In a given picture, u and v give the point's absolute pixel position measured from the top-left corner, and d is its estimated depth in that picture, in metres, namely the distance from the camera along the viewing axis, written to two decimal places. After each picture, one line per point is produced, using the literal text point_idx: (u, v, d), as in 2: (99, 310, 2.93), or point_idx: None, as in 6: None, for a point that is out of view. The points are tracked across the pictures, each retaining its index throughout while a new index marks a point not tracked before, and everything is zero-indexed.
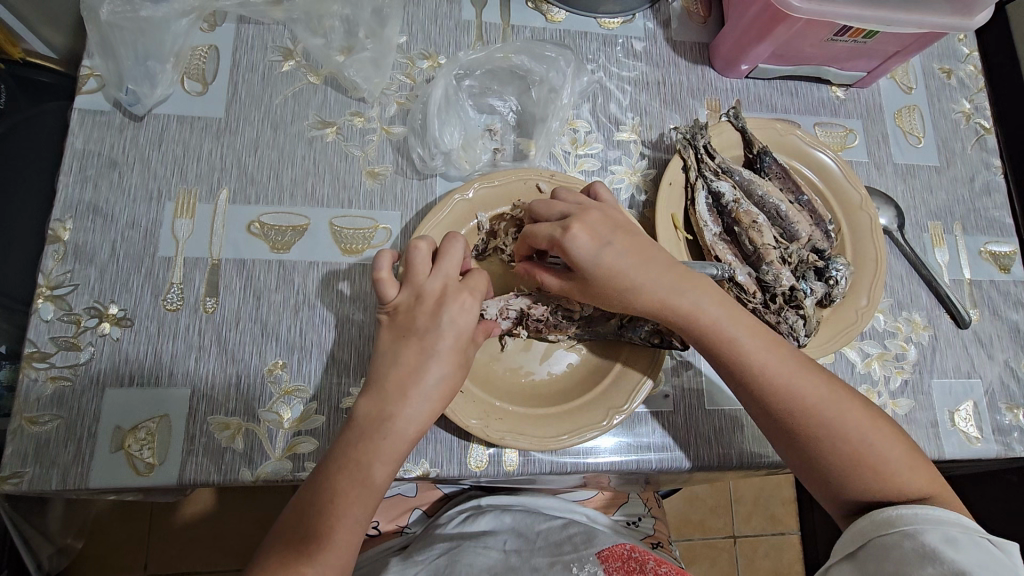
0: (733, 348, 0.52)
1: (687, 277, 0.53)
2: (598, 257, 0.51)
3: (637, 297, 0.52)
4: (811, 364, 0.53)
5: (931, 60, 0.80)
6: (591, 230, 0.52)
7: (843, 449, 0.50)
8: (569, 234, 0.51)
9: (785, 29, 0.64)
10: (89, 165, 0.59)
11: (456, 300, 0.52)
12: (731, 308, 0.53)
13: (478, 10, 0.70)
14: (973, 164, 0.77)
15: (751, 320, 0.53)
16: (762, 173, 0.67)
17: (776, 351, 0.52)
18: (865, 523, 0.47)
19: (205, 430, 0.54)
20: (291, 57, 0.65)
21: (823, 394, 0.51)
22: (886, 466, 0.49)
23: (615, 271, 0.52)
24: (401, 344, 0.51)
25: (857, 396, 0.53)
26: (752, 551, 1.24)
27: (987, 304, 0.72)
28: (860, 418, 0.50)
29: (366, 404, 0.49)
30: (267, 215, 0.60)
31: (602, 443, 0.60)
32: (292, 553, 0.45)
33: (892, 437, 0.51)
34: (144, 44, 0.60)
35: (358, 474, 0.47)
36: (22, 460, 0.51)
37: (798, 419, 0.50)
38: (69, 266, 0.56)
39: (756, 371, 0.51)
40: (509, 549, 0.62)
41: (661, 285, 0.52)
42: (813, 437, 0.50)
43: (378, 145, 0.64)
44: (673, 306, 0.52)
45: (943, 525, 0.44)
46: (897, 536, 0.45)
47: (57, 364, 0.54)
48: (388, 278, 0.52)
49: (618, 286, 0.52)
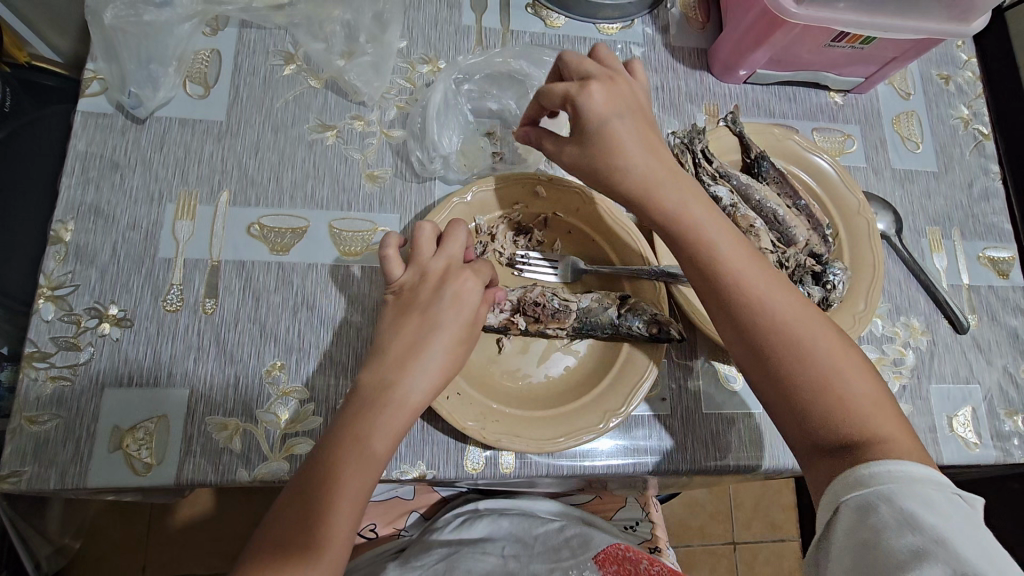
0: (709, 252, 0.50)
1: (678, 179, 0.53)
2: (604, 118, 0.51)
3: (631, 176, 0.52)
4: (789, 288, 0.50)
5: (929, 66, 0.80)
6: (608, 95, 0.52)
7: (806, 371, 0.47)
8: (585, 90, 0.51)
9: (784, 34, 0.65)
10: (91, 166, 0.60)
11: (458, 278, 0.54)
12: (714, 215, 0.51)
13: (478, 15, 0.71)
14: (972, 170, 0.77)
15: (732, 232, 0.51)
16: (760, 178, 0.68)
17: (752, 265, 0.50)
18: (837, 488, 0.44)
19: (203, 430, 0.54)
20: (292, 61, 0.66)
21: (794, 314, 0.49)
22: (852, 395, 0.46)
23: (613, 138, 0.51)
24: (405, 319, 0.53)
25: (835, 330, 0.49)
26: (751, 557, 1.24)
27: (986, 309, 0.72)
28: (828, 344, 0.48)
29: (368, 374, 0.51)
30: (268, 217, 0.61)
31: (599, 446, 0.60)
32: (295, 527, 0.44)
33: (863, 375, 0.47)
34: (146, 47, 0.61)
35: (357, 442, 0.47)
36: (21, 459, 0.51)
37: (767, 331, 0.48)
38: (70, 266, 0.57)
39: (729, 279, 0.49)
40: (507, 554, 0.63)
41: (656, 174, 0.52)
42: (776, 353, 0.48)
43: (377, 148, 0.65)
44: (658, 200, 0.52)
45: (915, 481, 0.42)
46: (871, 500, 0.42)
47: (57, 364, 0.54)
48: (394, 256, 0.54)
49: (610, 157, 0.52)
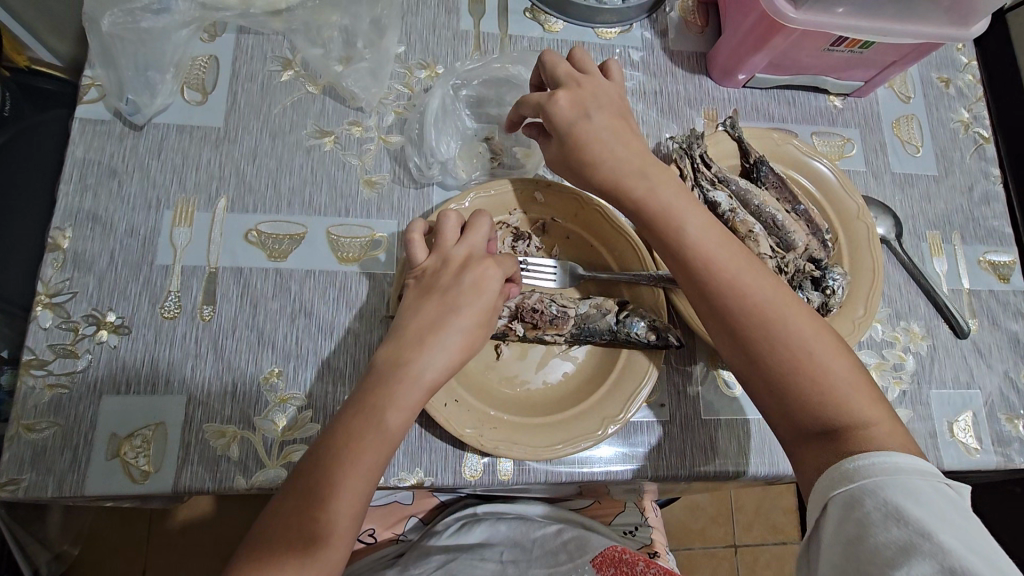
0: (683, 237, 0.51)
1: (651, 166, 0.54)
2: (574, 121, 0.54)
3: (602, 171, 0.54)
4: (762, 267, 0.51)
5: (929, 69, 0.80)
6: (577, 98, 0.54)
7: (777, 349, 0.48)
8: (552, 98, 0.55)
9: (782, 39, 0.65)
10: (89, 173, 0.60)
11: (479, 266, 0.54)
12: (688, 203, 0.53)
13: (476, 20, 0.71)
14: (973, 173, 0.77)
15: (707, 218, 0.53)
16: (759, 182, 0.68)
17: (725, 248, 0.51)
18: (824, 484, 0.44)
19: (200, 438, 0.54)
20: (290, 67, 0.66)
21: (767, 294, 0.50)
22: (826, 373, 0.47)
23: (585, 138, 0.54)
24: (425, 301, 0.52)
25: (810, 310, 0.50)
26: (752, 561, 1.24)
27: (986, 314, 0.72)
28: (803, 324, 0.49)
29: (385, 350, 0.51)
30: (265, 224, 0.61)
31: (597, 452, 0.60)
32: (303, 501, 0.45)
33: (837, 352, 0.48)
34: (143, 53, 0.61)
35: (370, 418, 0.47)
36: (18, 467, 0.51)
37: (738, 311, 0.49)
38: (68, 273, 0.57)
39: (701, 261, 0.51)
40: (505, 560, 0.64)
41: (626, 167, 0.54)
42: (753, 335, 0.49)
43: (375, 153, 0.64)
44: (630, 189, 0.53)
45: (901, 475, 0.42)
46: (857, 494, 0.42)
47: (54, 371, 0.54)
48: (419, 239, 0.55)
49: (584, 159, 0.54)
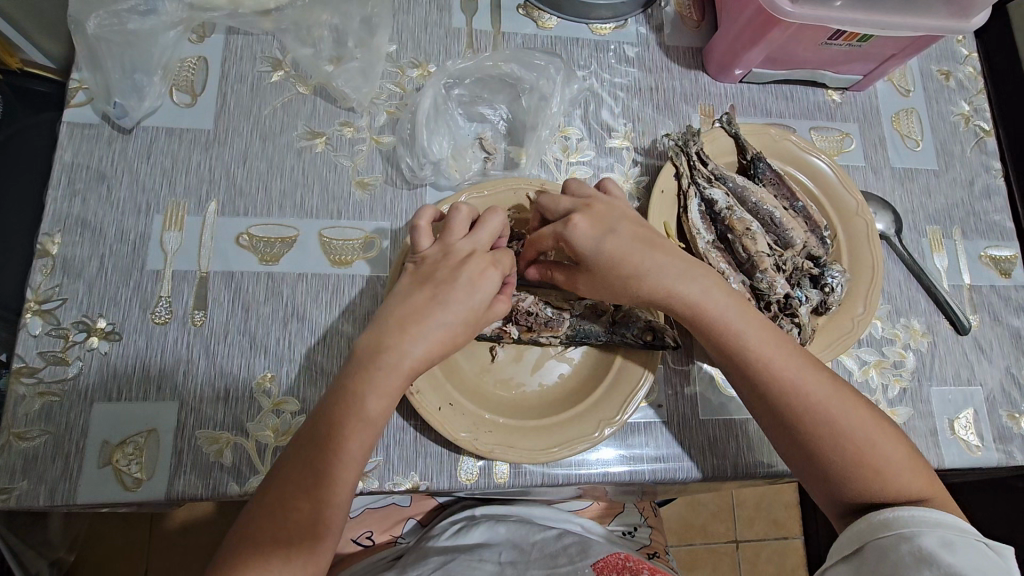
0: (742, 340, 0.52)
1: (693, 269, 0.54)
2: (602, 246, 0.54)
3: (648, 283, 0.54)
4: (816, 363, 0.53)
5: (929, 62, 0.79)
6: (594, 219, 0.54)
7: (846, 450, 0.49)
8: (571, 224, 0.54)
9: (780, 33, 0.64)
10: (78, 178, 0.59)
11: (478, 265, 0.53)
12: (736, 299, 0.54)
13: (469, 17, 0.70)
14: (973, 168, 0.76)
15: (757, 316, 0.54)
16: (756, 180, 0.67)
17: (782, 348, 0.52)
18: (862, 526, 0.47)
19: (193, 444, 0.53)
20: (280, 67, 0.65)
21: (827, 392, 0.50)
22: (888, 465, 0.49)
23: (619, 258, 0.54)
24: (417, 291, 0.52)
25: (864, 401, 0.52)
26: (754, 556, 1.23)
27: (987, 310, 0.71)
28: (864, 418, 0.50)
29: (366, 337, 0.50)
30: (257, 228, 0.60)
31: (594, 455, 0.59)
32: (289, 488, 0.46)
33: (894, 441, 0.50)
34: (130, 56, 0.60)
35: (350, 405, 0.47)
36: (10, 475, 0.51)
37: (803, 414, 0.50)
38: (57, 280, 0.56)
39: (762, 365, 0.51)
40: (504, 561, 0.62)
41: (670, 272, 0.54)
42: (817, 435, 0.50)
43: (367, 155, 0.64)
44: (682, 293, 0.53)
45: (939, 528, 0.44)
46: (894, 539, 0.44)
47: (45, 379, 0.54)
48: (425, 228, 0.54)
49: (623, 272, 0.54)
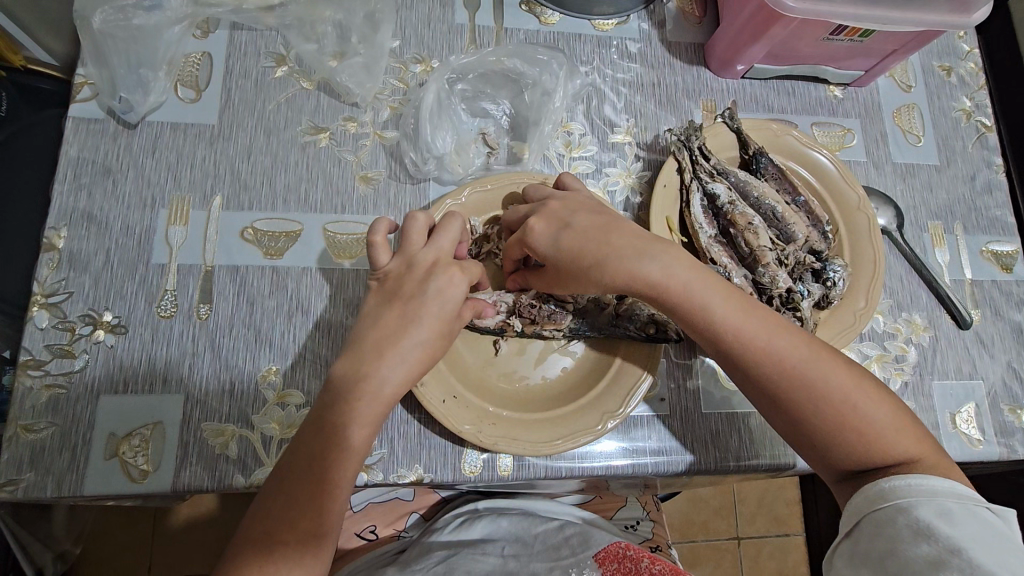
0: (710, 311, 0.51)
1: (658, 246, 0.54)
2: (559, 240, 0.54)
3: (611, 267, 0.53)
4: (788, 326, 0.52)
5: (930, 57, 0.79)
6: (549, 217, 0.55)
7: (823, 411, 0.49)
8: (529, 228, 0.55)
9: (781, 29, 0.64)
10: (83, 172, 0.60)
11: (445, 272, 0.52)
12: (703, 273, 0.53)
13: (471, 14, 0.70)
14: (974, 163, 0.76)
15: (725, 287, 0.53)
16: (757, 175, 0.67)
17: (750, 317, 0.51)
18: (858, 499, 0.47)
19: (198, 437, 0.54)
20: (283, 63, 0.65)
21: (801, 356, 0.50)
22: (871, 423, 0.48)
23: (574, 251, 0.53)
24: (387, 310, 0.51)
25: (841, 359, 0.51)
26: (755, 553, 1.24)
27: (989, 305, 0.71)
28: (841, 378, 0.49)
29: (342, 367, 0.49)
30: (261, 222, 0.60)
31: (597, 447, 0.60)
32: (280, 516, 0.45)
33: (876, 398, 0.49)
34: (135, 52, 0.60)
35: (335, 434, 0.47)
36: (17, 467, 0.51)
37: (775, 380, 0.50)
38: (63, 274, 0.57)
39: (732, 335, 0.51)
40: (507, 554, 0.63)
41: (628, 253, 0.53)
42: (795, 401, 0.49)
43: (370, 150, 0.64)
44: (645, 271, 0.52)
45: (936, 497, 0.44)
46: (891, 512, 0.45)
47: (52, 372, 0.54)
48: (382, 242, 0.52)
49: (584, 262, 0.53)
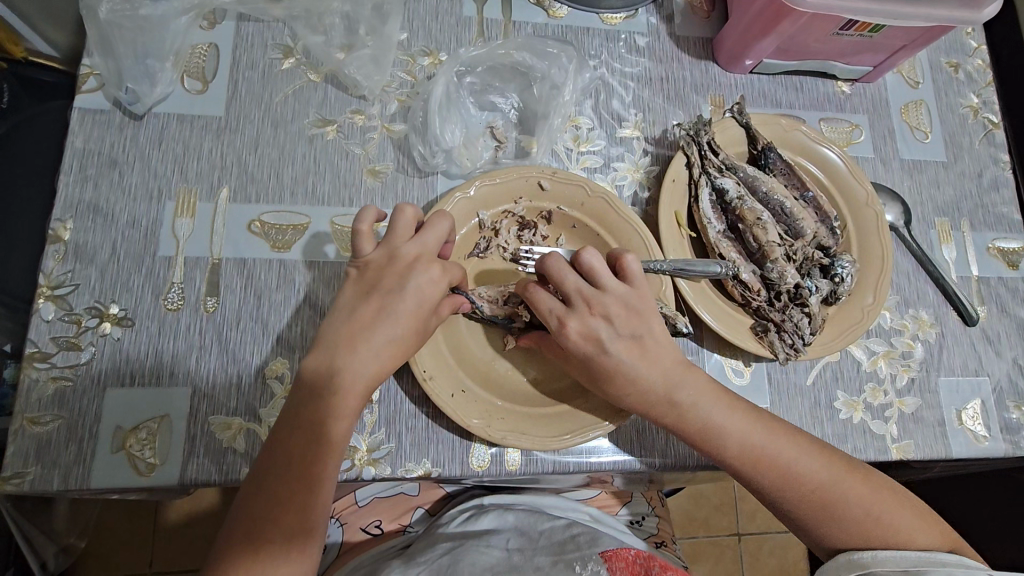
0: (730, 447, 0.52)
1: (676, 378, 0.53)
2: (592, 356, 0.52)
3: (634, 399, 0.52)
4: (806, 445, 0.53)
5: (938, 54, 0.79)
6: (587, 331, 0.52)
7: (847, 526, 0.51)
8: (564, 328, 0.52)
9: (790, 24, 0.64)
10: (89, 164, 0.59)
11: (425, 270, 0.51)
12: (722, 403, 0.53)
13: (479, 6, 0.70)
14: (982, 160, 0.76)
15: (743, 413, 0.53)
16: (766, 170, 0.67)
17: (771, 444, 0.52)
18: (869, 557, 0.50)
19: (205, 430, 0.53)
20: (291, 55, 0.65)
21: (821, 477, 0.52)
22: (892, 531, 0.51)
23: (606, 375, 0.52)
24: (365, 302, 0.50)
25: (858, 468, 0.53)
26: (756, 549, 1.24)
27: (995, 301, 0.71)
28: (860, 493, 0.52)
29: (315, 360, 0.49)
30: (268, 215, 0.60)
31: (605, 442, 0.59)
32: (268, 506, 0.45)
33: (895, 502, 0.52)
34: (142, 41, 0.60)
35: (316, 427, 0.47)
36: (23, 460, 0.51)
37: (798, 502, 0.52)
38: (69, 266, 0.56)
39: (755, 467, 0.52)
40: (511, 547, 0.62)
41: (651, 389, 0.52)
42: (817, 519, 0.52)
43: (378, 143, 0.64)
44: (666, 410, 0.53)
45: (945, 567, 0.49)
46: (904, 574, 0.49)
47: (58, 364, 0.54)
48: (366, 232, 0.51)
49: (612, 388, 0.52)
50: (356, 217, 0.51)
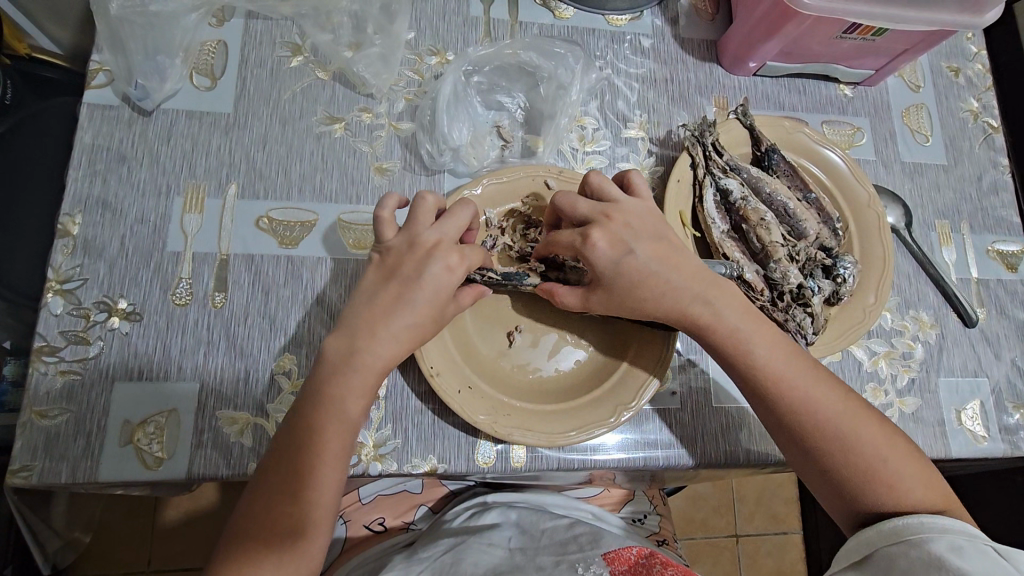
0: (755, 359, 0.54)
1: (710, 289, 0.55)
2: (619, 262, 0.53)
3: (665, 306, 0.55)
4: (828, 378, 0.55)
5: (939, 58, 0.80)
6: (612, 238, 0.54)
7: (855, 461, 0.51)
8: (590, 242, 0.53)
9: (795, 27, 0.64)
10: (98, 159, 0.59)
11: (445, 257, 0.51)
12: (752, 318, 0.56)
13: (486, 6, 0.70)
14: (981, 163, 0.77)
15: (770, 332, 0.56)
16: (770, 171, 0.68)
17: (793, 365, 0.54)
18: (871, 533, 0.49)
19: (213, 425, 0.54)
20: (299, 52, 0.65)
21: (838, 408, 0.53)
22: (900, 481, 0.51)
23: (633, 281, 0.54)
24: (384, 288, 0.51)
25: (874, 415, 0.54)
26: (754, 550, 1.25)
27: (994, 303, 0.72)
28: (874, 433, 0.52)
29: (335, 342, 0.50)
30: (276, 211, 0.60)
31: (609, 439, 0.60)
32: (277, 496, 0.47)
33: (908, 456, 0.52)
34: (152, 38, 0.60)
35: (330, 408, 0.48)
36: (31, 453, 0.51)
37: (812, 427, 0.53)
38: (78, 260, 0.56)
39: (776, 381, 0.54)
40: (514, 546, 0.62)
41: (684, 294, 0.55)
42: (827, 448, 0.52)
43: (386, 140, 0.64)
44: (696, 315, 0.55)
45: (948, 533, 0.45)
46: (904, 546, 0.46)
47: (66, 358, 0.54)
48: (388, 218, 0.53)
49: (641, 297, 0.54)
50: (381, 203, 0.52)
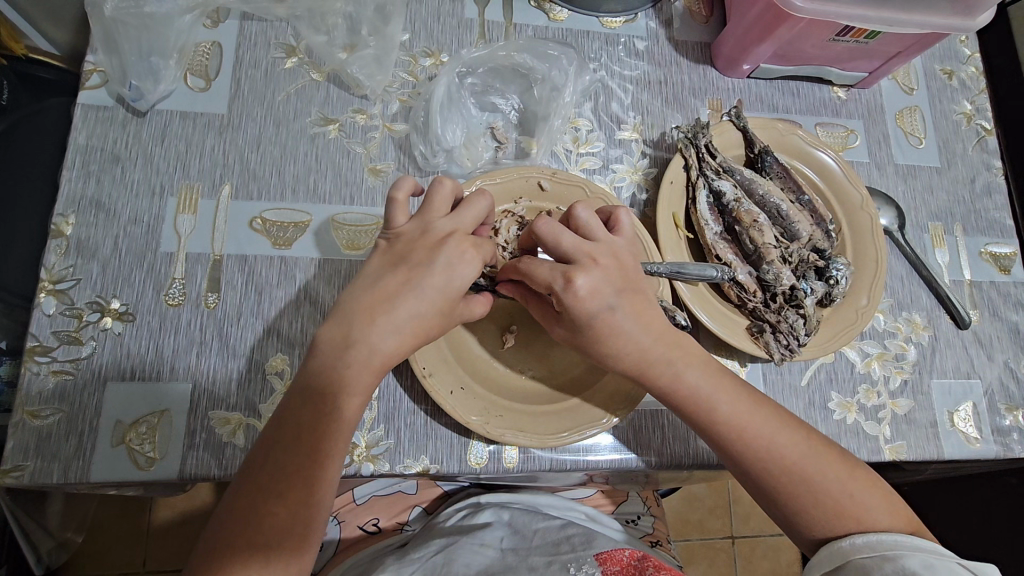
0: (719, 414, 0.53)
1: (674, 343, 0.54)
2: (596, 313, 0.50)
3: (628, 359, 0.53)
4: (790, 421, 0.54)
5: (932, 61, 0.80)
6: (597, 282, 0.50)
7: (823, 503, 0.52)
8: (571, 286, 0.49)
9: (788, 30, 0.65)
10: (91, 160, 0.60)
11: (457, 246, 0.50)
12: (712, 373, 0.54)
13: (481, 8, 0.70)
14: (974, 166, 0.77)
15: (731, 384, 0.55)
16: (763, 173, 0.68)
17: (757, 414, 0.53)
18: (845, 546, 0.50)
19: (205, 424, 0.54)
20: (294, 54, 0.65)
21: (802, 452, 0.53)
22: (868, 514, 0.52)
23: (608, 330, 0.51)
24: (392, 273, 0.50)
25: (836, 451, 0.54)
26: (749, 552, 1.25)
27: (987, 306, 0.72)
28: (839, 471, 0.53)
29: (330, 331, 0.49)
30: (270, 212, 0.60)
31: (602, 440, 0.60)
32: (259, 496, 0.46)
33: (872, 486, 0.53)
34: (147, 39, 0.61)
35: (323, 406, 0.48)
36: (23, 453, 0.51)
37: (780, 477, 0.52)
38: (71, 261, 0.57)
39: (739, 435, 0.53)
40: (505, 547, 0.62)
41: (649, 347, 0.53)
42: (794, 495, 0.52)
43: (380, 142, 0.64)
44: (658, 373, 0.53)
45: (920, 552, 0.48)
46: (878, 561, 0.48)
47: (59, 358, 0.54)
48: (402, 200, 0.52)
49: (608, 344, 0.52)
50: (394, 184, 0.51)
